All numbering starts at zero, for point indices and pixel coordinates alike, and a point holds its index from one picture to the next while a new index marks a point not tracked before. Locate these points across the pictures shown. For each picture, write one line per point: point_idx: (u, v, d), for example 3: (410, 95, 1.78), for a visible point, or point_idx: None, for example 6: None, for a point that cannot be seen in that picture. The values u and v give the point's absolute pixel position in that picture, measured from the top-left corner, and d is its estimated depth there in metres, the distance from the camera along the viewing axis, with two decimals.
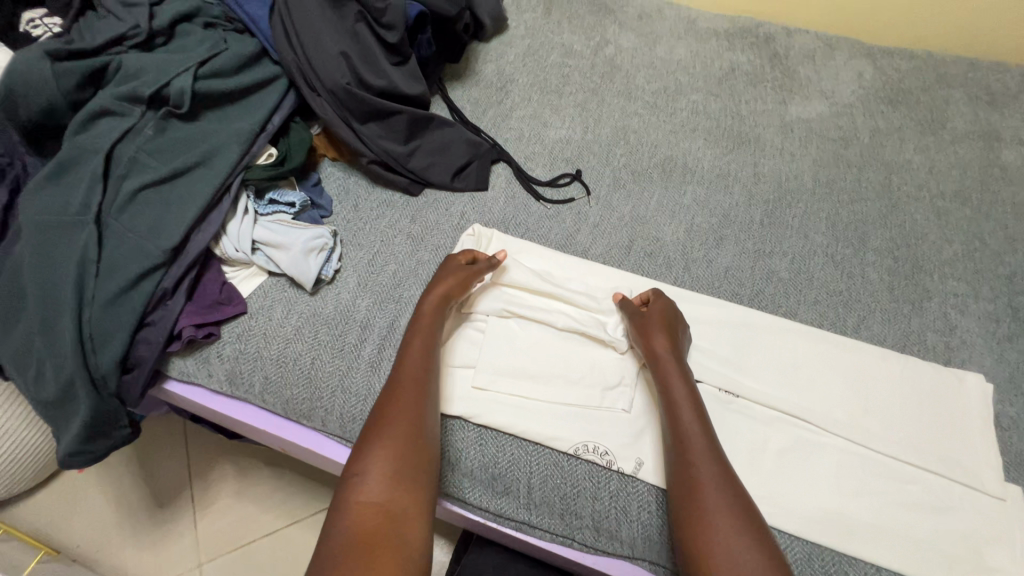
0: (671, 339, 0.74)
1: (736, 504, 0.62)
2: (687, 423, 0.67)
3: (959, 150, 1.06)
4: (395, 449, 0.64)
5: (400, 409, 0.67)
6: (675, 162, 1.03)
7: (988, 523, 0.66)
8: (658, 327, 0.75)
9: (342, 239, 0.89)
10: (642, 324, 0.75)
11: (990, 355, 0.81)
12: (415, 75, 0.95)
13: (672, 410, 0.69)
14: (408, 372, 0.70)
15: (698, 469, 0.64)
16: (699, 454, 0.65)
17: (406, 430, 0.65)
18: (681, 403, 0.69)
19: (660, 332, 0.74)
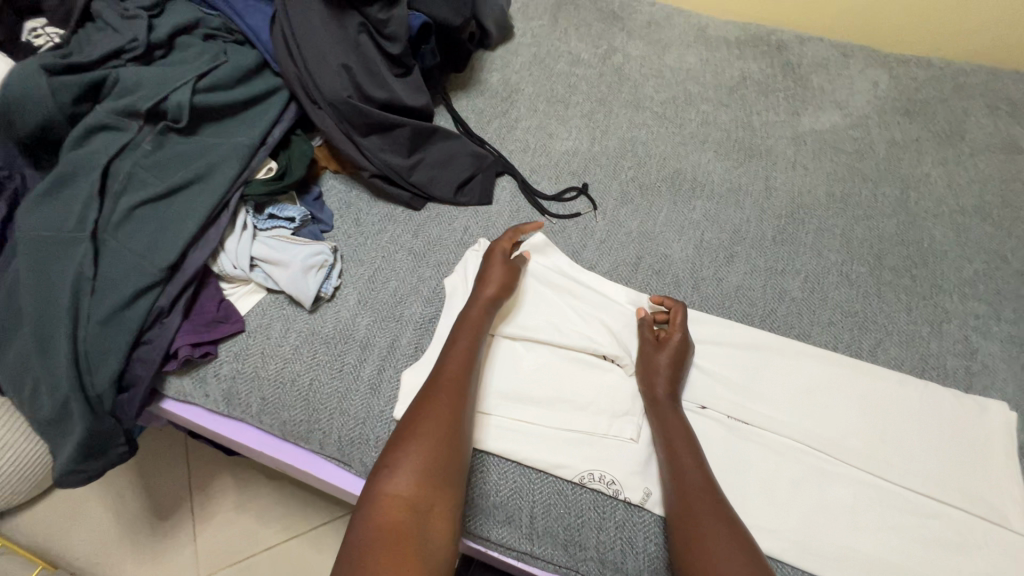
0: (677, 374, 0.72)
1: (742, 541, 0.58)
2: (688, 466, 0.65)
3: (979, 163, 1.03)
4: (428, 446, 0.62)
5: (438, 405, 0.65)
6: (684, 175, 1.00)
7: (1014, 563, 0.63)
8: (670, 364, 0.72)
9: (342, 255, 0.87)
10: (655, 358, 0.73)
11: (1014, 381, 0.77)
12: (417, 87, 0.94)
13: (670, 449, 0.67)
14: (448, 370, 0.69)
15: (699, 508, 0.61)
16: (701, 493, 0.63)
17: (441, 428, 0.63)
18: (678, 444, 0.67)
19: (665, 368, 0.72)
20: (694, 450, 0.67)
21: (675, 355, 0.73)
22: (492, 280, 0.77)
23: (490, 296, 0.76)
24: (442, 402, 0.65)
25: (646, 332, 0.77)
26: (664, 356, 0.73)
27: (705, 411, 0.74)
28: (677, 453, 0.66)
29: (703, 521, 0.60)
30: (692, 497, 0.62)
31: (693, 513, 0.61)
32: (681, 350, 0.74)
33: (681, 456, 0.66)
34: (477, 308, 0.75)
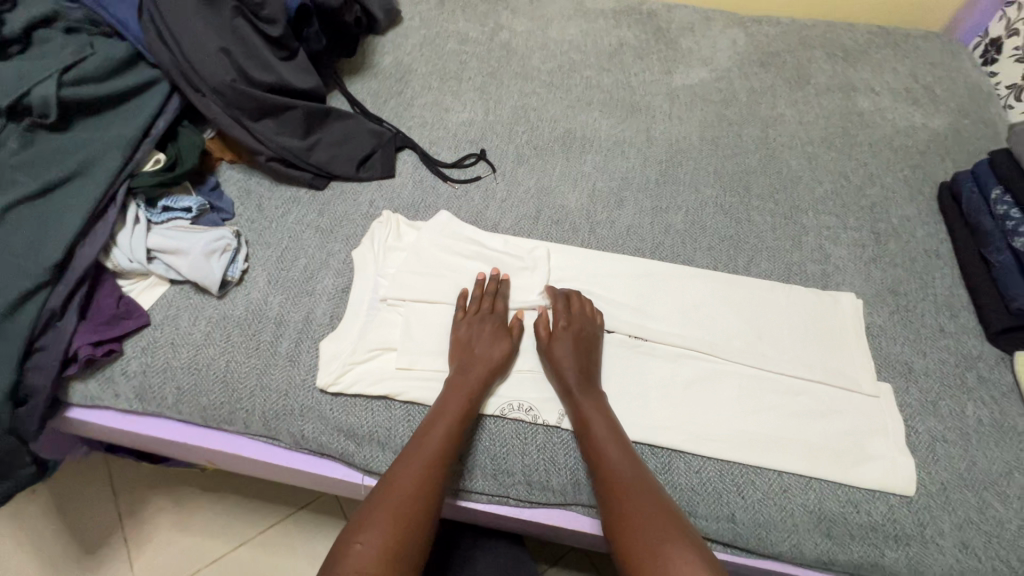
0: (581, 346, 0.75)
1: (647, 490, 0.65)
2: (594, 419, 0.70)
3: (823, 102, 1.18)
4: (402, 518, 0.61)
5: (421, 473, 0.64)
6: (574, 135, 1.08)
7: (866, 419, 0.76)
8: (573, 332, 0.76)
9: (247, 240, 0.87)
10: (558, 329, 0.76)
11: (860, 276, 0.90)
12: (305, 70, 0.96)
13: (573, 404, 0.71)
14: (433, 434, 0.68)
15: (606, 452, 0.67)
16: (607, 440, 0.68)
17: (415, 508, 0.62)
18: (581, 398, 0.71)
19: (567, 336, 0.75)
20: (602, 406, 0.71)
21: (577, 328, 0.76)
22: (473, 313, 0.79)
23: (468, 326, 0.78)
24: (425, 473, 0.65)
25: (555, 301, 0.80)
26: (566, 329, 0.76)
27: (609, 334, 0.81)
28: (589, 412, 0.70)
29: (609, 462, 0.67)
30: (601, 445, 0.68)
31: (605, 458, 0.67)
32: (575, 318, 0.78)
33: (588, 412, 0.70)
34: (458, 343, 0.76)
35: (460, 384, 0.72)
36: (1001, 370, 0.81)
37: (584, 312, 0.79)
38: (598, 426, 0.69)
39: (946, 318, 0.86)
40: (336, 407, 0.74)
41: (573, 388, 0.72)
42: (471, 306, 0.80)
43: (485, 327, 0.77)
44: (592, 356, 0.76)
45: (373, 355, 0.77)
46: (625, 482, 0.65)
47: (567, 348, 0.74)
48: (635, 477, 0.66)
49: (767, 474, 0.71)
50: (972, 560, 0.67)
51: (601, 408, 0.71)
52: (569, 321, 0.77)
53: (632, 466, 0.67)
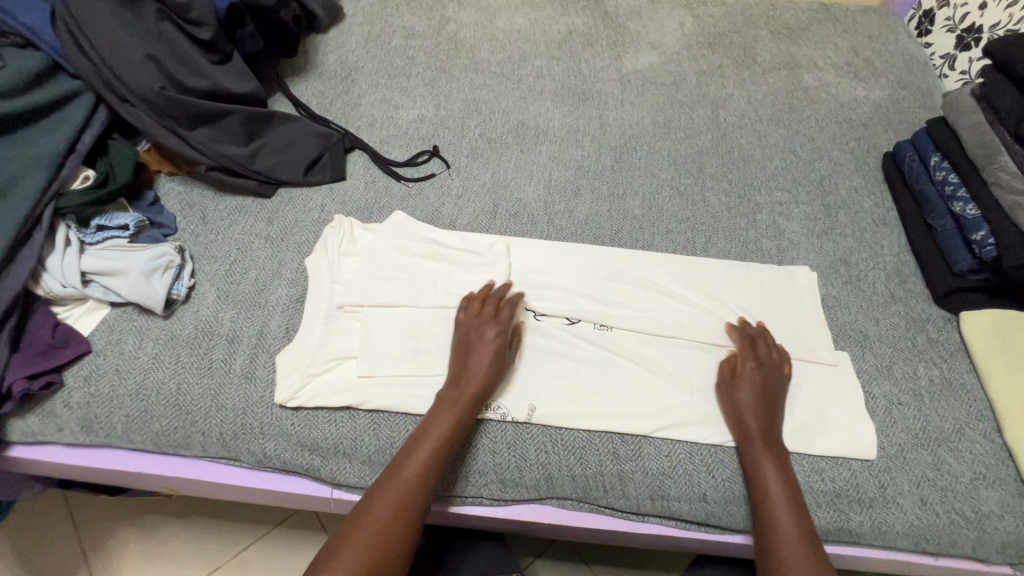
0: (767, 388, 0.74)
1: (810, 548, 0.62)
2: (766, 469, 0.68)
3: (769, 80, 1.20)
4: (379, 541, 0.60)
5: (400, 494, 0.63)
6: (527, 125, 1.07)
7: (826, 388, 0.78)
8: (766, 371, 0.75)
9: (192, 255, 0.83)
10: (750, 369, 0.75)
11: (813, 249, 0.92)
12: (241, 73, 0.92)
13: (750, 450, 0.69)
14: (421, 449, 0.66)
15: (773, 505, 0.66)
16: (779, 493, 0.66)
17: (393, 531, 0.61)
18: (756, 445, 0.69)
19: (758, 379, 0.74)
20: (775, 453, 0.69)
21: (762, 369, 0.75)
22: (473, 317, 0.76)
23: (466, 331, 0.75)
24: (407, 492, 0.63)
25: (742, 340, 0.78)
26: (755, 369, 0.75)
27: (574, 324, 0.81)
28: (760, 462, 0.68)
29: (776, 514, 0.65)
30: (768, 493, 0.67)
31: (771, 510, 0.65)
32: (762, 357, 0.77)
33: (762, 460, 0.68)
34: (456, 349, 0.74)
35: (446, 400, 0.69)
36: (948, 330, 0.84)
37: (772, 355, 0.77)
38: (771, 476, 0.67)
39: (896, 284, 0.88)
40: (297, 421, 0.72)
41: (751, 435, 0.70)
42: (471, 308, 0.77)
43: (486, 333, 0.74)
44: (778, 397, 0.74)
45: (332, 365, 0.75)
46: (786, 538, 0.63)
47: (761, 386, 0.73)
48: (798, 532, 0.64)
49: (735, 452, 0.73)
50: (931, 515, 0.70)
51: (772, 457, 0.69)
52: (762, 363, 0.76)
53: (799, 521, 0.64)
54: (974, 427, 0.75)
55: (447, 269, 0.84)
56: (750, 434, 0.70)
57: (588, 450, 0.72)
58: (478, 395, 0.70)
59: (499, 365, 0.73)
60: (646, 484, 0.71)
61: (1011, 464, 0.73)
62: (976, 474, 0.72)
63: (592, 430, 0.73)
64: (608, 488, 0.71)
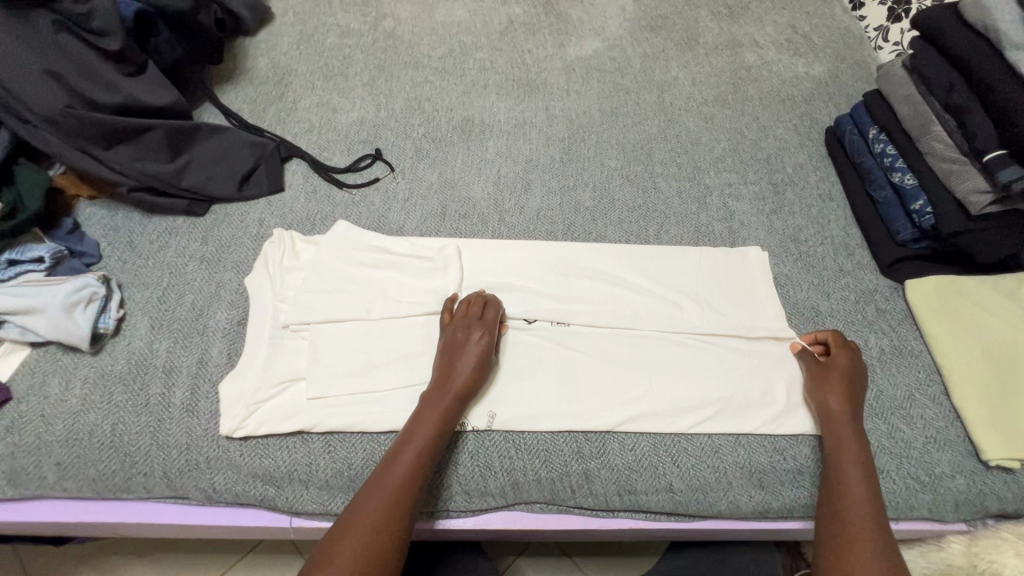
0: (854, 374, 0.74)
1: (880, 526, 0.62)
2: (847, 449, 0.68)
3: (713, 60, 1.20)
4: (366, 553, 0.57)
5: (385, 501, 0.60)
6: (472, 121, 1.04)
7: (784, 366, 0.79)
8: (857, 360, 0.75)
9: (120, 284, 0.78)
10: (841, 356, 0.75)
11: (764, 229, 0.93)
12: (158, 83, 0.86)
13: (833, 429, 0.70)
14: (405, 455, 0.64)
15: (849, 482, 0.65)
16: (856, 471, 0.66)
17: (381, 542, 0.58)
18: (841, 425, 0.70)
19: (847, 367, 0.74)
20: (856, 434, 0.69)
21: (855, 358, 0.75)
22: (461, 318, 0.74)
23: (452, 333, 0.73)
24: (393, 500, 0.61)
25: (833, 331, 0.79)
26: (843, 357, 0.75)
27: (533, 324, 0.79)
28: (841, 441, 0.68)
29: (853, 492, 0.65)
30: (845, 471, 0.66)
31: (845, 488, 0.65)
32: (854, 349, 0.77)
33: (844, 438, 0.69)
34: (443, 352, 0.72)
35: (430, 404, 0.68)
36: (895, 299, 0.86)
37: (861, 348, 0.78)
38: (851, 455, 0.67)
39: (844, 258, 0.90)
40: (246, 452, 0.68)
41: (835, 412, 0.70)
42: (457, 311, 0.76)
43: (472, 334, 0.72)
44: (864, 385, 0.74)
45: (281, 390, 0.71)
46: (863, 517, 0.62)
47: (852, 371, 0.74)
48: (869, 510, 0.63)
49: (699, 439, 0.73)
50: (888, 483, 0.71)
51: (853, 437, 0.69)
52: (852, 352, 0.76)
53: (872, 501, 0.64)
54: (924, 392, 0.78)
55: (398, 277, 0.81)
56: (834, 415, 0.70)
57: (553, 452, 0.71)
58: (465, 399, 0.69)
59: (486, 369, 0.71)
60: (612, 480, 0.70)
61: (959, 424, 0.75)
62: (928, 439, 0.74)
63: (555, 431, 0.72)
64: (575, 488, 0.70)
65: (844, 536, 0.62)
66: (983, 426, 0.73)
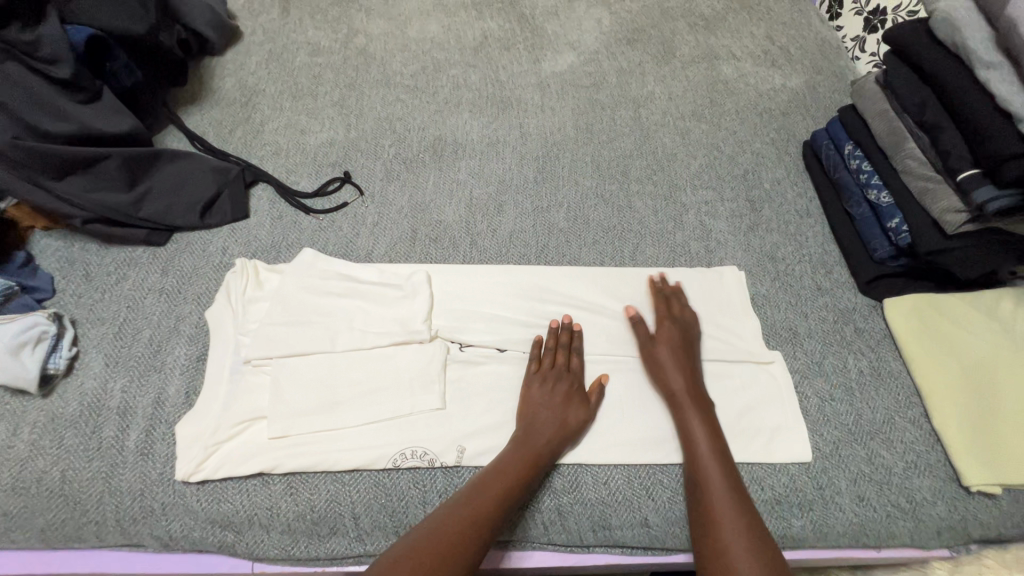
0: (680, 352, 0.75)
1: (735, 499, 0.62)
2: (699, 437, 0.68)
3: (689, 74, 1.19)
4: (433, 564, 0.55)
5: (468, 521, 0.59)
6: (445, 141, 1.02)
7: (761, 389, 0.77)
8: (676, 331, 0.78)
9: (75, 320, 0.75)
10: (662, 331, 0.78)
11: (741, 247, 0.91)
12: (114, 109, 0.83)
13: (677, 408, 0.71)
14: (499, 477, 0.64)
15: (702, 464, 0.66)
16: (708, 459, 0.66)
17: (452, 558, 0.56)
18: (686, 406, 0.71)
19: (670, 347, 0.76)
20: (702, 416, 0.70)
21: (689, 320, 0.80)
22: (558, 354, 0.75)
23: (540, 368, 0.74)
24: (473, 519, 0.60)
25: (657, 300, 0.82)
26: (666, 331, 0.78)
27: (505, 352, 0.77)
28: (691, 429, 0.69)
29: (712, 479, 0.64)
30: (699, 457, 0.67)
31: (703, 476, 0.65)
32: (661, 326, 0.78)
33: (691, 422, 0.70)
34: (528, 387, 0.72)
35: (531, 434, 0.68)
36: (875, 318, 0.85)
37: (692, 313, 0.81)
38: (699, 438, 0.68)
39: (822, 276, 0.89)
40: (204, 497, 0.65)
41: (679, 392, 0.72)
42: (545, 356, 0.75)
43: (559, 387, 0.72)
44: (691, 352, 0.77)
45: (240, 430, 0.68)
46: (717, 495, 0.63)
47: (677, 347, 0.76)
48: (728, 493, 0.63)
49: (675, 470, 0.70)
50: (869, 511, 0.69)
51: (702, 422, 0.69)
52: (675, 320, 0.79)
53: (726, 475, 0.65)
54: (904, 415, 0.76)
55: (366, 305, 0.79)
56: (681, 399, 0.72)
57: None
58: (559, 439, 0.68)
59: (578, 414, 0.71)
60: (586, 516, 0.68)
61: (939, 448, 0.74)
62: (909, 464, 0.72)
63: None
64: (548, 524, 0.68)
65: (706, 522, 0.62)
66: (964, 449, 0.71)
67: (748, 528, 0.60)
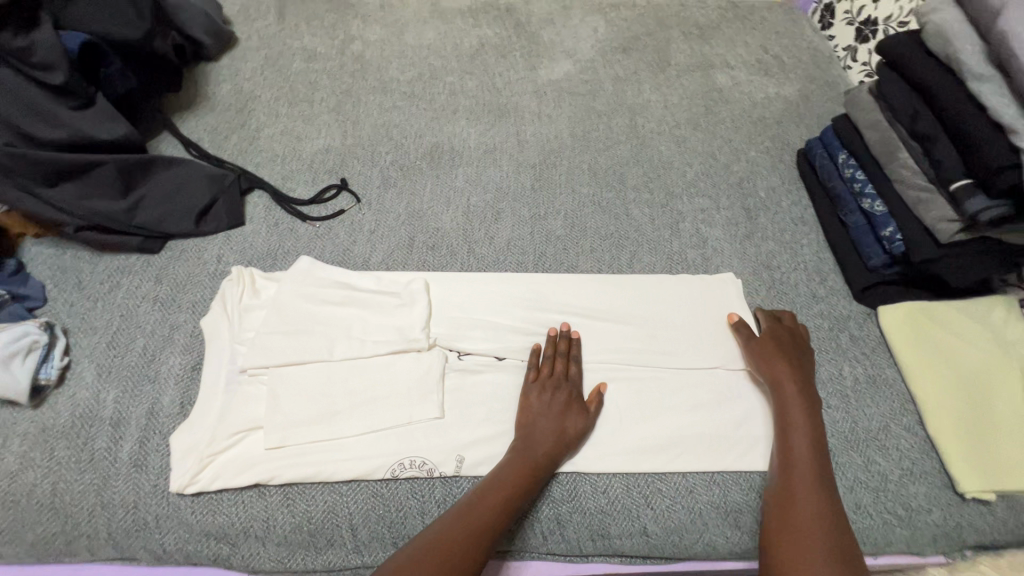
0: (791, 358, 0.76)
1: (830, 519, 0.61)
2: (796, 446, 0.68)
3: (685, 82, 1.20)
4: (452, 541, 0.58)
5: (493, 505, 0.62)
6: (442, 148, 1.02)
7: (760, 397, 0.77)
8: (790, 336, 0.79)
9: (67, 329, 0.74)
10: (776, 333, 0.79)
11: (737, 255, 0.92)
12: (110, 115, 0.82)
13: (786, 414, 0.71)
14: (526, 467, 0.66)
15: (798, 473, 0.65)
16: (804, 465, 0.66)
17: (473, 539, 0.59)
18: (794, 414, 0.71)
19: (783, 351, 0.76)
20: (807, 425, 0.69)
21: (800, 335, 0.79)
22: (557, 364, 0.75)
23: (536, 375, 0.74)
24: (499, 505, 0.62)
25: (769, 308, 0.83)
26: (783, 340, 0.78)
27: (504, 360, 0.77)
28: (789, 434, 0.69)
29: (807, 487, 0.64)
30: (793, 462, 0.67)
31: (797, 487, 0.64)
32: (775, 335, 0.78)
33: (794, 427, 0.70)
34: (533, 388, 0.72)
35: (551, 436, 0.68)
36: (869, 325, 0.86)
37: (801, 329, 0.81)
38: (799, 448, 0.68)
39: (817, 284, 0.89)
40: (198, 509, 0.64)
41: (787, 397, 0.72)
42: (543, 365, 0.75)
43: (558, 397, 0.72)
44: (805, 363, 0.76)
45: (236, 440, 0.67)
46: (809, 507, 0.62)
47: (791, 351, 0.77)
48: (819, 506, 0.62)
49: (674, 478, 0.70)
50: (866, 519, 0.70)
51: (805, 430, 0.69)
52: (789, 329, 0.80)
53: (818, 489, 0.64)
54: (899, 422, 0.77)
55: (365, 313, 0.79)
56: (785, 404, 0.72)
57: None
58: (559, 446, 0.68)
59: (574, 425, 0.70)
60: (585, 525, 0.68)
61: (934, 455, 0.74)
62: (904, 471, 0.73)
63: None
64: (547, 534, 0.68)
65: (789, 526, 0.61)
66: (958, 456, 0.72)
67: (831, 541, 0.59)
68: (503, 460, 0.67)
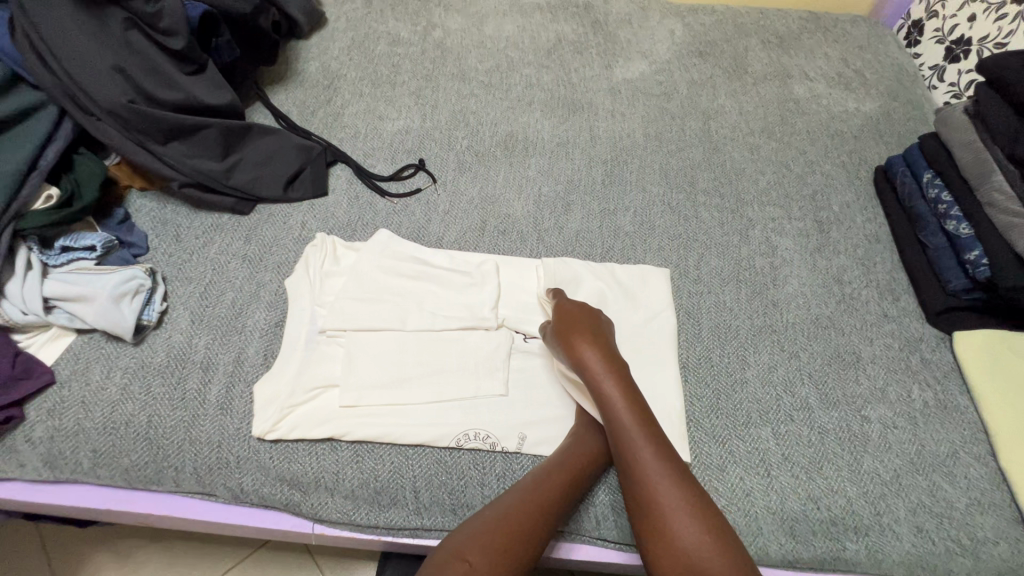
0: (594, 332, 0.73)
1: (682, 485, 0.60)
2: (624, 418, 0.65)
3: (761, 90, 1.18)
4: (533, 494, 0.63)
5: (569, 467, 0.66)
6: (516, 137, 1.04)
7: (823, 410, 0.77)
8: (573, 316, 0.74)
9: (165, 277, 0.79)
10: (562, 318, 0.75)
11: (807, 267, 0.91)
12: (217, 83, 0.88)
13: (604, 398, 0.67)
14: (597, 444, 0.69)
15: (636, 445, 0.63)
16: (638, 439, 0.64)
17: (552, 493, 0.63)
18: (608, 393, 0.67)
19: (584, 325, 0.73)
20: (627, 402, 0.67)
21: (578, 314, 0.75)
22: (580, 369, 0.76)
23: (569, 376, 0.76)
24: (578, 467, 0.66)
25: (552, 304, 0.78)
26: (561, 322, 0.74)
27: None
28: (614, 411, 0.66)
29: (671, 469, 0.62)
30: (626, 440, 0.64)
31: (640, 461, 0.62)
32: (587, 313, 0.75)
33: (615, 399, 0.67)
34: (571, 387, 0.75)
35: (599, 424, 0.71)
36: (942, 350, 0.83)
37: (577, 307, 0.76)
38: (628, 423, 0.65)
39: (889, 303, 0.88)
40: (276, 455, 0.68)
41: (594, 381, 0.68)
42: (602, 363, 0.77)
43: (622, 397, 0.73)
44: (603, 337, 0.73)
45: (314, 395, 0.71)
46: (653, 478, 0.61)
47: (575, 330, 0.72)
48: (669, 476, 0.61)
49: (729, 479, 0.71)
50: (928, 543, 0.68)
51: (625, 408, 0.66)
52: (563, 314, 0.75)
53: (659, 457, 0.62)
54: (968, 450, 0.75)
55: (438, 287, 0.82)
56: (616, 371, 0.69)
57: None
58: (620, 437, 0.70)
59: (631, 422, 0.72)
60: None
61: (1005, 487, 0.72)
62: (971, 500, 0.71)
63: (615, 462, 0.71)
64: (601, 519, 0.69)
65: (650, 505, 0.59)
66: None
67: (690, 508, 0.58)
68: (563, 443, 0.69)
